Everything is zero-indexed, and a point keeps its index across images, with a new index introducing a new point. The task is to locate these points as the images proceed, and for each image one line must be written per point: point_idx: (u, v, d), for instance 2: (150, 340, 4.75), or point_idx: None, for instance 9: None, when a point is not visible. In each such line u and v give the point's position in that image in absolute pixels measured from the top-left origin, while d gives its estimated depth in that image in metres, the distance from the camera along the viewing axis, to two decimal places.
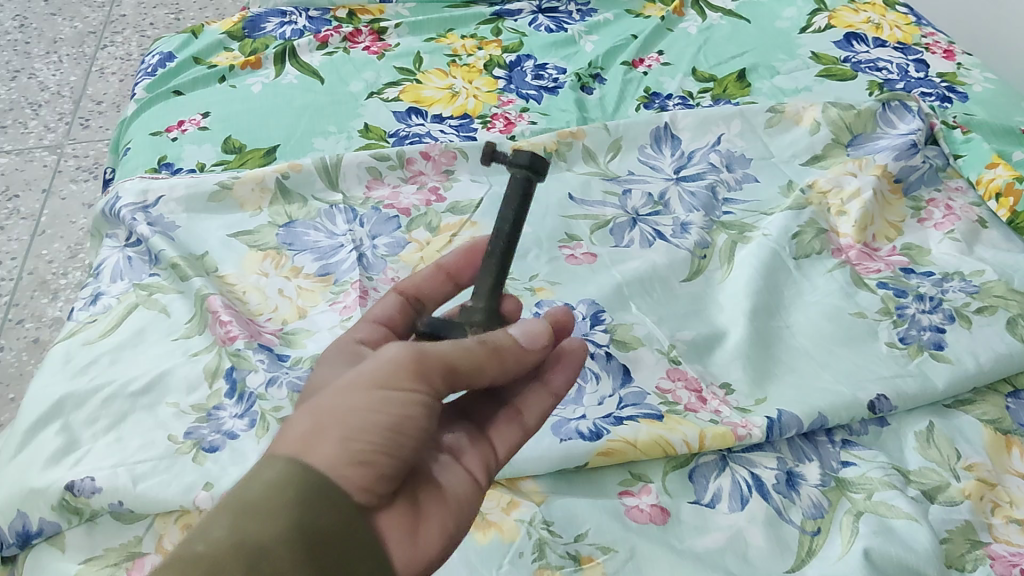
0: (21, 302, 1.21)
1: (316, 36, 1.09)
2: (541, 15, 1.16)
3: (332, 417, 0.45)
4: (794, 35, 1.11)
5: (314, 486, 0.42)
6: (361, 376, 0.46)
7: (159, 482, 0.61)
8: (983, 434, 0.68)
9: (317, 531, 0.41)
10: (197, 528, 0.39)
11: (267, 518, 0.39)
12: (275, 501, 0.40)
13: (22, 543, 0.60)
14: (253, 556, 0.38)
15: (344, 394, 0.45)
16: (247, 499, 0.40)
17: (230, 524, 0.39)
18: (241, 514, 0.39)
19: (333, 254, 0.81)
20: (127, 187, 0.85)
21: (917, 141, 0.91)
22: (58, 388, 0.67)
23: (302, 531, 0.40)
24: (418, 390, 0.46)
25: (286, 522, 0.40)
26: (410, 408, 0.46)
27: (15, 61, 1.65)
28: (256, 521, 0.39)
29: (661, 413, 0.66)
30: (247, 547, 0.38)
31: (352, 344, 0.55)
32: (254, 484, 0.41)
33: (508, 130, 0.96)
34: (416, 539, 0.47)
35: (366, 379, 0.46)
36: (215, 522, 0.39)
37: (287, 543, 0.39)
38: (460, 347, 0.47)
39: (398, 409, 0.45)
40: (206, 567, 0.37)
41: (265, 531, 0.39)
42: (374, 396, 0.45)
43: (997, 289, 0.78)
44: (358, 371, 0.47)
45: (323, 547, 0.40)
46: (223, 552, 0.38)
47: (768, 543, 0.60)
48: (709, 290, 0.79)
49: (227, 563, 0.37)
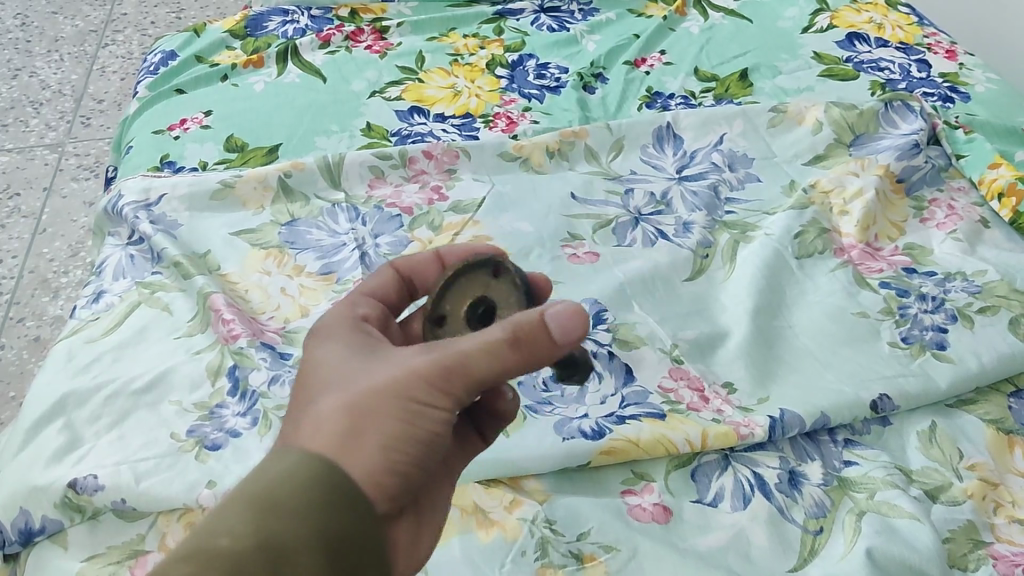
0: (22, 300, 1.21)
1: (318, 36, 1.09)
2: (543, 15, 1.16)
3: (364, 421, 0.45)
4: (796, 35, 1.11)
5: (347, 493, 0.42)
6: (390, 382, 0.46)
7: (162, 479, 0.61)
8: (986, 435, 0.68)
9: (342, 538, 0.41)
10: (215, 519, 0.39)
11: (296, 517, 0.39)
12: (302, 502, 0.40)
13: (25, 541, 0.60)
14: (278, 557, 0.38)
15: (372, 399, 0.45)
16: (270, 495, 0.40)
17: (251, 520, 0.39)
18: (262, 509, 0.39)
19: (335, 253, 0.81)
20: (130, 186, 0.85)
21: (919, 141, 0.91)
22: (60, 386, 0.67)
23: (327, 536, 0.40)
24: (444, 403, 0.46)
25: (312, 524, 0.40)
26: (436, 420, 0.46)
27: (16, 60, 1.65)
28: (278, 520, 0.39)
29: (664, 412, 0.66)
30: (271, 546, 0.38)
31: (356, 322, 0.51)
32: (279, 481, 0.41)
33: (510, 130, 0.96)
34: (413, 546, 0.49)
35: (395, 386, 0.46)
36: (233, 514, 0.39)
37: (311, 548, 0.39)
38: (489, 354, 0.44)
39: (426, 418, 0.46)
40: (230, 565, 0.37)
41: (293, 531, 0.39)
42: (401, 407, 0.45)
43: (999, 290, 0.78)
44: (390, 375, 0.46)
45: (347, 552, 0.41)
46: (249, 549, 0.38)
47: (770, 542, 0.60)
48: (712, 290, 0.79)
49: (251, 561, 0.37)
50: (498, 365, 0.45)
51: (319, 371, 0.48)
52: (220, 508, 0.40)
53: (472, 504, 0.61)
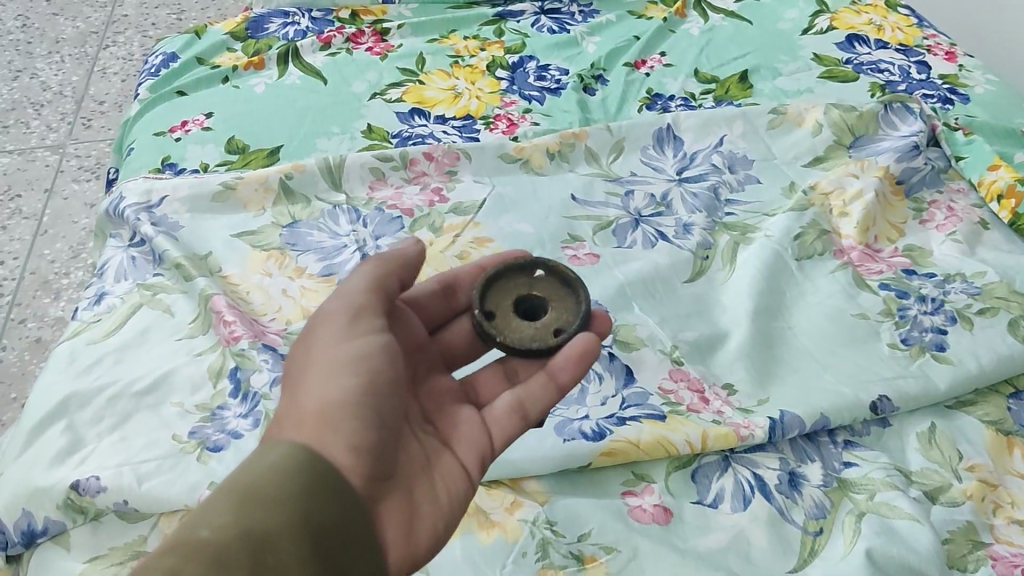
0: (23, 301, 1.21)
1: (319, 37, 1.10)
2: (544, 16, 1.17)
3: (326, 393, 0.50)
4: (795, 36, 1.11)
5: (323, 474, 0.45)
6: (328, 348, 0.52)
7: (163, 481, 0.61)
8: (985, 435, 0.68)
9: (321, 525, 0.42)
10: (199, 514, 0.40)
11: (272, 509, 0.41)
12: (280, 492, 0.42)
13: (27, 542, 0.60)
14: (259, 546, 0.39)
15: (324, 368, 0.51)
16: (251, 487, 0.42)
17: (234, 511, 0.40)
18: (245, 504, 0.41)
19: (336, 254, 0.81)
20: (131, 187, 0.85)
21: (919, 143, 0.91)
22: (62, 387, 0.68)
23: (308, 524, 0.42)
24: (368, 338, 0.53)
25: (291, 515, 0.42)
26: (365, 348, 0.52)
27: (17, 60, 1.66)
28: (261, 511, 0.41)
29: (664, 413, 0.67)
30: (253, 537, 0.39)
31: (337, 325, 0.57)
32: (257, 474, 0.43)
33: (511, 131, 0.96)
34: (411, 535, 0.50)
35: (332, 345, 0.52)
36: (217, 511, 0.40)
37: (291, 534, 0.41)
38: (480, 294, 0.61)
39: (358, 357, 0.52)
40: (213, 554, 0.38)
41: (269, 521, 0.41)
42: (339, 354, 0.52)
43: (998, 291, 0.79)
44: (346, 358, 0.52)
45: (329, 539, 0.43)
46: (229, 539, 0.39)
47: (770, 543, 0.60)
48: (712, 291, 0.79)
49: (233, 548, 0.38)
50: (369, 279, 0.56)
51: (292, 374, 0.54)
52: (203, 506, 0.41)
53: (473, 505, 0.61)
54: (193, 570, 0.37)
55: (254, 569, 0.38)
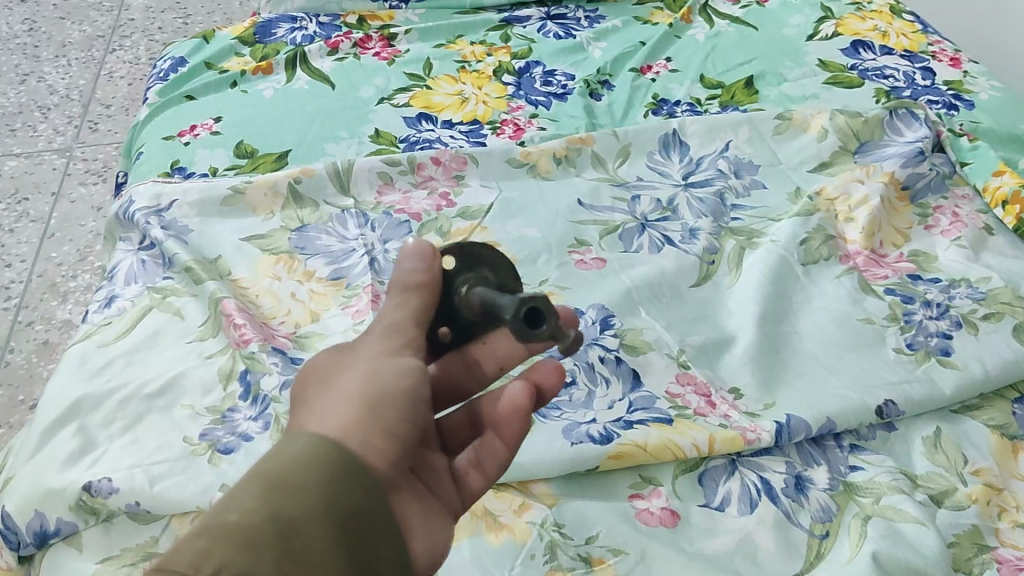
0: (31, 304, 1.22)
1: (328, 42, 1.10)
2: (550, 22, 1.17)
3: (358, 388, 0.46)
4: (800, 42, 1.12)
5: (349, 459, 0.42)
6: (377, 349, 0.49)
7: (174, 482, 0.62)
8: (990, 440, 0.69)
9: (347, 508, 0.40)
10: (226, 498, 0.39)
11: (299, 493, 0.39)
12: (309, 476, 0.40)
13: (41, 542, 0.61)
14: (285, 530, 0.38)
15: (366, 363, 0.48)
16: (277, 472, 0.40)
17: (261, 495, 0.39)
18: (272, 486, 0.39)
19: (344, 258, 0.82)
20: (141, 191, 0.86)
21: (923, 148, 0.92)
22: (74, 389, 0.68)
23: (334, 507, 0.40)
24: (416, 361, 0.48)
25: (317, 496, 0.40)
26: (420, 374, 0.48)
27: (24, 65, 1.67)
28: (288, 495, 0.39)
29: (671, 417, 0.67)
30: (281, 520, 0.38)
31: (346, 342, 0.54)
32: (286, 460, 0.41)
33: (518, 136, 0.97)
34: (428, 536, 0.48)
35: (377, 352, 0.48)
36: (243, 494, 0.39)
37: (319, 518, 0.39)
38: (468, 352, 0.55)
39: (406, 379, 0.47)
40: (241, 536, 0.36)
41: (297, 504, 0.39)
42: (386, 364, 0.47)
43: (1003, 296, 0.79)
44: (371, 347, 0.49)
45: (354, 525, 0.41)
46: (255, 521, 0.37)
47: (778, 546, 0.61)
48: (718, 296, 0.80)
49: (262, 532, 0.37)
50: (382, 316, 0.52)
51: (320, 371, 0.49)
52: (228, 494, 0.40)
53: (481, 508, 0.61)
54: (226, 554, 0.35)
55: (281, 555, 0.37)
